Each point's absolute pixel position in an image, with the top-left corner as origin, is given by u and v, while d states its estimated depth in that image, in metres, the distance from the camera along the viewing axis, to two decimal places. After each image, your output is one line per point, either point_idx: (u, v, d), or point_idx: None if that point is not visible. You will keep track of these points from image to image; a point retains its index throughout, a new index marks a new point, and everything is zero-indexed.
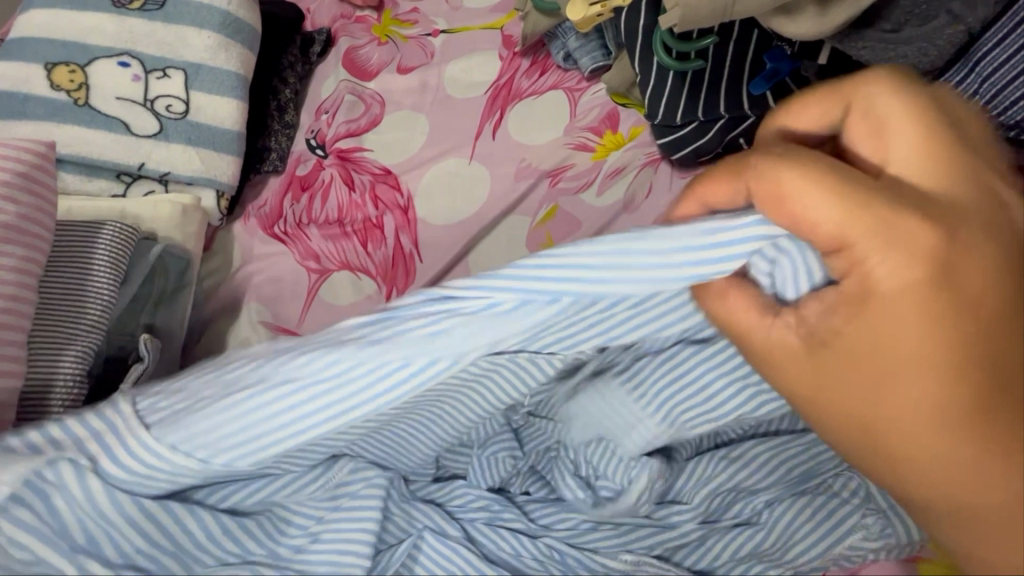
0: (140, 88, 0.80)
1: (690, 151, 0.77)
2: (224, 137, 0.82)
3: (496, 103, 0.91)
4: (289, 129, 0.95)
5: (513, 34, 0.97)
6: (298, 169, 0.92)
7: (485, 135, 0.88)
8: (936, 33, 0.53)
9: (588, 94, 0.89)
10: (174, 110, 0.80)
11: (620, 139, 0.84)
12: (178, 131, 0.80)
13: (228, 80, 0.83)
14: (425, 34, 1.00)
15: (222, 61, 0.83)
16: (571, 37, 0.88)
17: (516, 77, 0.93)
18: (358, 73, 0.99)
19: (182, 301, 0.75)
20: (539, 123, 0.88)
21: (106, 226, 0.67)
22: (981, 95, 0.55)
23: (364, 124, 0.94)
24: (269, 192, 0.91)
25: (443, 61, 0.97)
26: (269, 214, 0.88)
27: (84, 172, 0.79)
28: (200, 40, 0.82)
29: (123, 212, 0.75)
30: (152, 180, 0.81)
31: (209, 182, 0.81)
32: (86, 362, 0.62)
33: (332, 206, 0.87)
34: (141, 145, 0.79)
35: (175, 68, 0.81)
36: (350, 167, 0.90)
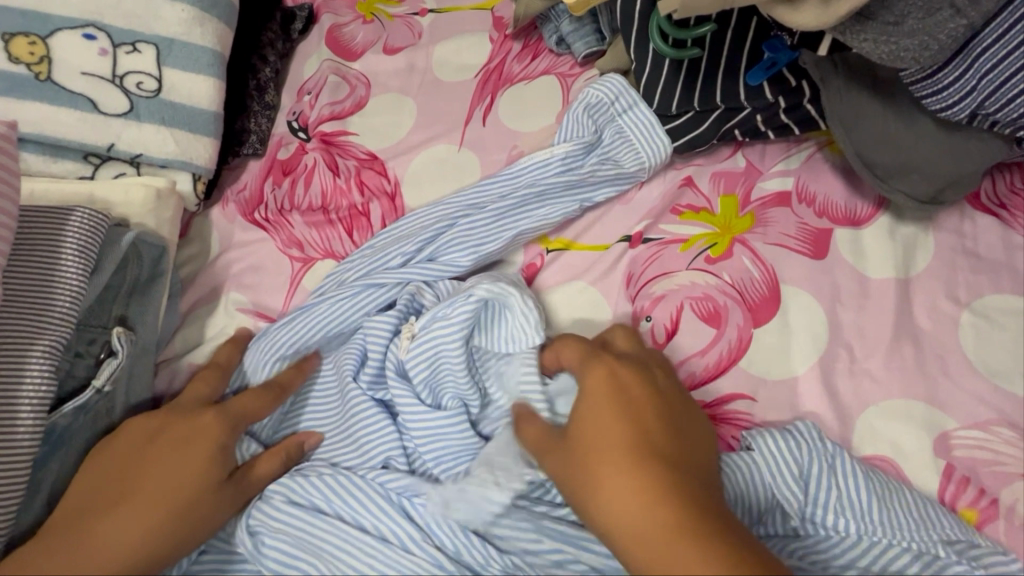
0: (107, 64, 0.75)
1: (686, 141, 0.74)
2: (200, 117, 0.77)
3: (486, 87, 0.88)
4: (269, 110, 0.91)
5: (504, 16, 0.94)
6: (279, 153, 0.88)
7: (475, 121, 0.86)
8: (939, 26, 0.52)
9: (581, 80, 0.86)
10: (144, 87, 0.76)
11: None
12: (150, 111, 0.76)
13: (203, 57, 0.78)
14: (411, 13, 0.96)
15: (196, 37, 0.78)
16: (564, 21, 0.85)
17: (507, 60, 0.90)
18: (342, 53, 0.95)
19: (157, 292, 0.71)
20: (529, 109, 0.86)
21: (73, 212, 0.63)
22: (978, 91, 0.55)
23: (348, 107, 0.90)
24: (248, 176, 0.87)
25: (431, 42, 0.93)
26: (248, 199, 0.85)
27: (47, 153, 0.74)
28: (173, 13, 0.77)
29: (91, 198, 0.71)
30: (123, 162, 0.76)
31: (185, 165, 0.77)
32: (54, 358, 0.58)
33: (315, 193, 0.84)
34: (109, 126, 0.74)
35: (145, 43, 0.76)
36: (334, 151, 0.87)
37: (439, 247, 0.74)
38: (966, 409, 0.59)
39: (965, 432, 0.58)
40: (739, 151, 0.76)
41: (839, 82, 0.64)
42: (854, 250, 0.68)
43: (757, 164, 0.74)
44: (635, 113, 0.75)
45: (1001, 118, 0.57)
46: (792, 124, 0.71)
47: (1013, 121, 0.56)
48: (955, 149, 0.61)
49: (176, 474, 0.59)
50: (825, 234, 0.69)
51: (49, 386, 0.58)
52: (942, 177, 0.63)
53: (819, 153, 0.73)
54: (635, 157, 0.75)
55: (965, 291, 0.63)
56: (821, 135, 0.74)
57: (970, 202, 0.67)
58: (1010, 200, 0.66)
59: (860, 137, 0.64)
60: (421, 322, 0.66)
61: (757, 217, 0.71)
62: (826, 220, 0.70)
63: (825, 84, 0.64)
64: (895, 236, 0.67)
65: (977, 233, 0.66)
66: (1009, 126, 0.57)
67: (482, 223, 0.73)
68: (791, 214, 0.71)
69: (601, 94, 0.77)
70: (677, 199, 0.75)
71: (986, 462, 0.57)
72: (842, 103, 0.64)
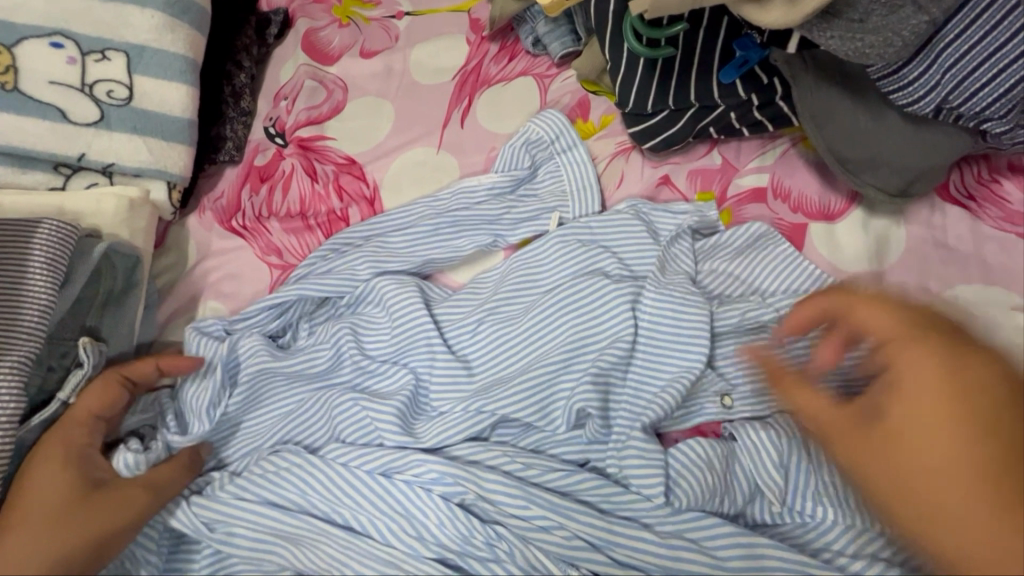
0: (76, 72, 0.74)
1: (661, 140, 0.75)
2: (173, 124, 0.76)
3: (464, 89, 0.88)
4: (245, 116, 0.90)
5: (481, 18, 0.93)
6: (256, 159, 0.87)
7: (453, 124, 0.86)
8: (901, 23, 0.53)
9: (558, 81, 0.87)
10: (115, 95, 0.75)
11: (590, 128, 0.82)
12: (120, 119, 0.75)
13: (175, 64, 0.77)
14: (388, 16, 0.96)
15: (167, 43, 0.77)
16: (540, 22, 0.86)
17: (484, 62, 0.90)
18: (319, 57, 0.94)
19: (130, 303, 0.69)
20: (507, 110, 0.86)
21: (41, 224, 0.62)
22: (942, 86, 0.56)
23: (325, 111, 0.89)
24: (225, 183, 0.86)
25: (407, 45, 0.93)
26: (226, 207, 0.84)
27: (16, 164, 0.73)
28: (143, 20, 0.76)
29: (62, 209, 0.70)
30: (94, 171, 0.75)
31: (158, 173, 0.76)
32: (22, 374, 0.57)
33: (293, 199, 0.83)
34: (79, 134, 0.73)
35: (114, 50, 0.75)
36: (312, 156, 0.86)
37: (382, 244, 0.75)
38: None
39: None
40: (715, 149, 0.77)
41: (810, 79, 0.65)
42: (828, 243, 0.69)
43: (732, 161, 0.75)
44: (571, 155, 0.75)
45: (965, 112, 0.57)
46: (766, 121, 0.72)
47: (977, 115, 0.57)
48: (923, 143, 0.62)
49: (45, 493, 0.58)
50: (799, 228, 0.70)
51: (19, 402, 0.57)
52: (910, 171, 0.64)
53: (793, 149, 0.74)
54: (586, 196, 0.74)
55: (935, 282, 0.65)
56: (795, 131, 0.75)
57: (939, 195, 0.68)
58: (978, 191, 0.67)
59: (831, 133, 0.66)
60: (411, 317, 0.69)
61: (732, 214, 0.73)
62: (800, 215, 0.71)
63: (795, 81, 0.65)
64: (868, 229, 0.68)
65: (947, 224, 0.67)
66: (974, 120, 0.58)
67: (450, 235, 0.75)
68: (766, 210, 0.72)
69: (543, 132, 0.77)
70: (655, 197, 0.76)
71: None
72: (812, 99, 0.65)
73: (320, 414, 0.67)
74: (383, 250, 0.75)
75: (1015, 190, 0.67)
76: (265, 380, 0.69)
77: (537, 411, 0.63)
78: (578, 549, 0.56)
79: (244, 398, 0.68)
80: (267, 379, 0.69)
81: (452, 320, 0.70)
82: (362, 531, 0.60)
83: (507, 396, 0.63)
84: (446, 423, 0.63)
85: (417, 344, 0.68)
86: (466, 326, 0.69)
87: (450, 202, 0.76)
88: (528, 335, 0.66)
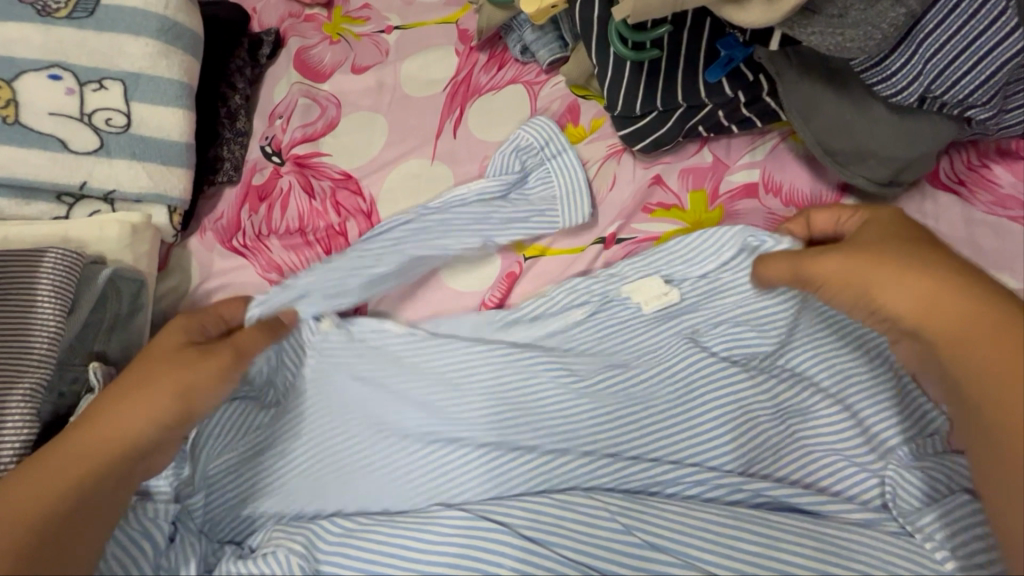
0: (74, 103, 0.75)
1: (651, 142, 0.76)
2: (172, 149, 0.78)
3: (455, 100, 0.89)
4: (242, 137, 0.92)
5: (469, 29, 0.95)
6: (253, 178, 0.88)
7: (446, 134, 0.87)
8: (880, 17, 0.53)
9: (547, 87, 0.88)
10: (113, 123, 0.76)
11: (581, 131, 0.83)
12: (120, 146, 0.76)
13: (171, 89, 0.79)
14: (378, 31, 0.98)
15: (162, 70, 0.79)
16: (526, 30, 0.87)
17: (474, 72, 0.91)
18: (311, 75, 0.96)
19: (136, 328, 0.71)
20: (498, 118, 0.87)
21: (47, 252, 0.63)
22: (925, 75, 0.56)
23: (320, 128, 0.91)
24: (224, 204, 0.88)
25: (398, 58, 0.95)
26: (225, 227, 0.85)
27: (20, 196, 0.75)
28: (137, 48, 0.78)
29: (65, 237, 0.72)
30: (96, 199, 0.77)
31: (159, 198, 0.77)
32: (35, 401, 0.59)
33: (291, 215, 0.84)
34: (81, 163, 0.75)
35: (111, 79, 0.77)
36: (308, 173, 0.87)
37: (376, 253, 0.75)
38: None
39: None
40: (705, 147, 0.78)
41: (795, 75, 0.65)
42: None
43: (723, 159, 0.76)
44: (563, 159, 0.76)
45: (949, 99, 0.58)
46: (753, 118, 0.73)
47: (960, 102, 0.58)
48: (909, 134, 0.62)
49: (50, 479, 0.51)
50: None
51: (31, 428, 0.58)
52: (898, 161, 0.65)
53: (782, 144, 0.75)
54: (576, 200, 0.75)
55: None
56: (783, 126, 0.76)
57: (929, 181, 0.69)
58: (968, 176, 0.68)
59: (818, 127, 0.66)
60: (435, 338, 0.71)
61: (725, 211, 0.74)
62: (793, 209, 0.72)
63: (781, 78, 0.66)
64: None
65: (939, 211, 0.67)
66: (959, 107, 0.59)
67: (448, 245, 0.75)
68: (759, 206, 0.73)
69: (532, 139, 0.78)
70: (648, 196, 0.77)
71: None
72: (798, 94, 0.66)
73: (352, 434, 0.67)
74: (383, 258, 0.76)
75: (1006, 174, 0.67)
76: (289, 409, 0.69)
77: (563, 423, 0.65)
78: (600, 551, 0.55)
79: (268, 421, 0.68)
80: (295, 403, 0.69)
81: (450, 364, 0.69)
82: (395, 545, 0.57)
83: (518, 448, 0.64)
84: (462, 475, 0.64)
85: (427, 400, 0.68)
86: (468, 373, 0.68)
87: (442, 207, 0.76)
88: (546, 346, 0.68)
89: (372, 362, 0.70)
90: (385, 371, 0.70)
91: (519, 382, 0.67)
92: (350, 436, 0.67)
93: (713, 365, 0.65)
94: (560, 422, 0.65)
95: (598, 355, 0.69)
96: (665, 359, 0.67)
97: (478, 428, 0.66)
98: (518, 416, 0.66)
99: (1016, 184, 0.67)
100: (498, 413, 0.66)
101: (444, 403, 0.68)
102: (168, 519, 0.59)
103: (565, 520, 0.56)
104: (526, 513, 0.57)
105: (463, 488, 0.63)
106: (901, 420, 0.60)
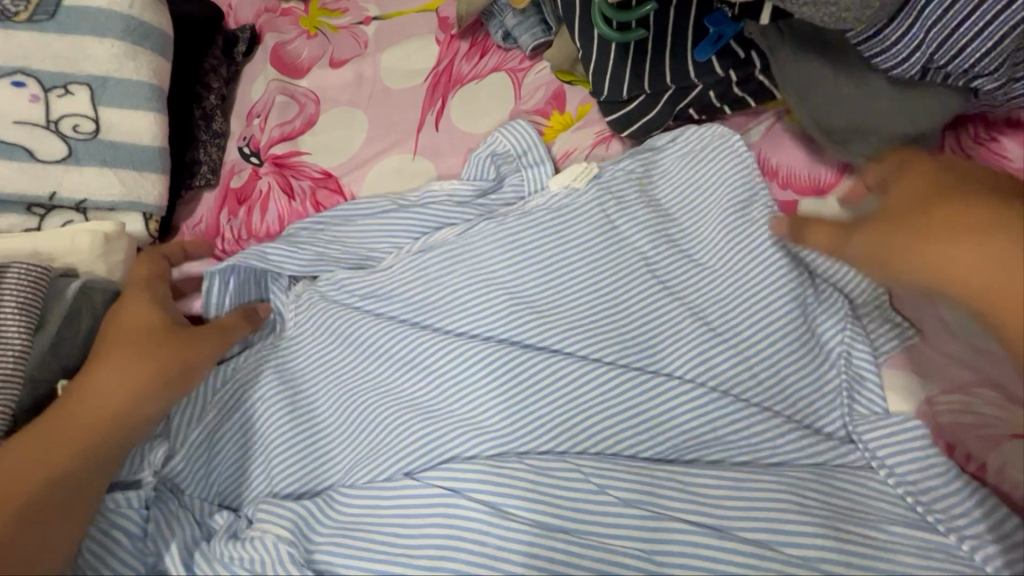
0: (40, 110, 0.73)
1: (640, 128, 0.73)
2: (144, 153, 0.75)
3: (436, 90, 0.86)
4: (218, 138, 0.89)
5: (449, 16, 0.91)
6: (232, 181, 0.86)
7: (428, 127, 0.84)
8: None
9: (532, 73, 0.84)
10: (81, 130, 0.74)
11: (568, 119, 0.80)
12: (89, 153, 0.74)
13: (140, 92, 0.76)
14: (356, 23, 0.94)
15: (130, 71, 0.76)
16: (508, 14, 0.83)
17: (455, 61, 0.88)
18: (288, 71, 0.93)
19: None
20: (482, 108, 0.83)
21: (12, 267, 0.62)
22: (927, 44, 0.53)
23: (298, 126, 0.88)
24: (203, 208, 0.86)
25: (377, 50, 0.91)
26: (205, 232, 0.83)
27: None
28: (103, 50, 0.75)
29: (36, 251, 0.69)
30: (68, 209, 0.74)
31: (133, 205, 0.75)
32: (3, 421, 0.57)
33: (272, 218, 0.82)
34: (49, 172, 0.72)
35: (76, 83, 0.74)
36: (287, 173, 0.85)
37: (360, 252, 0.72)
38: (947, 372, 0.57)
39: (949, 396, 0.56)
40: None
41: (788, 50, 0.62)
42: (821, 219, 0.67)
43: None
44: (539, 170, 0.71)
45: (954, 70, 0.54)
46: (747, 98, 0.70)
47: (966, 72, 0.54)
48: (911, 108, 0.58)
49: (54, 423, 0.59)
50: (790, 206, 0.68)
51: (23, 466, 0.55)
52: (901, 138, 0.61)
53: (778, 125, 0.72)
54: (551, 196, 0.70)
55: None
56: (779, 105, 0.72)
57: None
58: (976, 151, 0.64)
59: (813, 105, 0.63)
60: (447, 258, 0.67)
61: None
62: (788, 192, 0.70)
63: (774, 54, 0.63)
64: (862, 201, 0.66)
65: None
66: (963, 78, 0.55)
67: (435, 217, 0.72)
68: None
69: (510, 144, 0.74)
70: None
71: (974, 425, 0.54)
72: (791, 72, 0.63)
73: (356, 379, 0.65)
74: (360, 259, 0.72)
75: (1016, 147, 0.63)
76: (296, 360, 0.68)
77: (581, 372, 0.59)
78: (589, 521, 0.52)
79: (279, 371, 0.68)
80: (305, 353, 0.68)
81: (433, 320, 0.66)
82: (390, 525, 0.55)
83: (498, 416, 0.59)
84: (436, 442, 0.59)
85: (434, 344, 0.63)
86: (474, 305, 0.65)
87: (419, 204, 0.73)
88: (551, 278, 0.65)
89: (381, 305, 0.68)
90: (396, 310, 0.67)
91: (537, 314, 0.64)
92: (355, 380, 0.65)
93: (703, 313, 0.63)
94: (575, 372, 0.59)
95: (622, 282, 0.64)
96: (686, 282, 0.65)
97: (485, 375, 0.61)
98: (527, 368, 0.60)
99: None
100: (510, 354, 0.61)
101: (424, 356, 0.63)
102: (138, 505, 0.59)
103: (547, 490, 0.54)
104: (507, 476, 0.54)
105: (434, 451, 0.59)
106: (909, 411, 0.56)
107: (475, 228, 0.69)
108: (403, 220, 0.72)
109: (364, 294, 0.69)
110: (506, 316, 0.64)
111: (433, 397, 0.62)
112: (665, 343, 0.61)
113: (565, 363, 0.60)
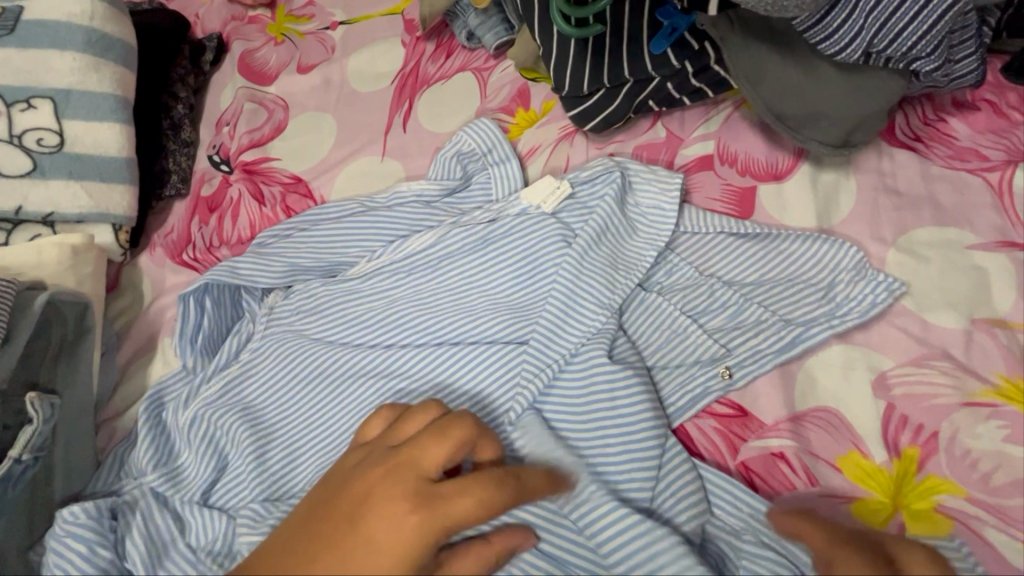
0: (3, 124, 0.73)
1: (601, 120, 0.74)
2: (111, 164, 0.75)
3: (403, 93, 0.87)
4: (188, 147, 0.89)
5: (414, 18, 0.92)
6: (203, 189, 0.86)
7: (395, 129, 0.85)
8: None
9: (497, 72, 0.85)
10: (46, 143, 0.74)
11: (532, 115, 0.81)
12: (55, 166, 0.74)
13: (105, 103, 0.76)
14: (322, 28, 0.95)
15: (93, 83, 0.76)
16: (470, 15, 0.84)
17: (421, 62, 0.88)
18: (256, 78, 0.93)
19: (83, 351, 0.69)
20: (448, 108, 0.84)
21: None
22: (866, 30, 0.54)
23: (267, 132, 0.88)
24: (174, 218, 0.86)
25: (344, 54, 0.92)
26: (176, 241, 0.83)
27: None
28: (65, 63, 0.75)
29: (4, 266, 0.70)
30: (37, 223, 0.74)
31: (101, 217, 0.74)
32: None
33: (243, 225, 0.82)
34: (14, 187, 0.72)
35: (40, 97, 0.74)
36: (258, 179, 0.85)
37: (327, 254, 0.72)
38: (902, 347, 0.58)
39: (904, 370, 0.57)
40: (659, 122, 0.76)
41: (738, 39, 0.63)
42: (777, 204, 0.68)
43: (677, 132, 0.74)
44: (505, 167, 0.72)
45: (893, 54, 0.56)
46: (704, 88, 0.71)
47: (905, 56, 0.56)
48: (855, 91, 0.60)
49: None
50: (748, 192, 0.69)
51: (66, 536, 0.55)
52: (849, 120, 0.62)
53: (736, 113, 0.73)
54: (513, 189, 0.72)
55: (889, 230, 0.63)
56: (736, 94, 0.74)
57: (886, 140, 0.67)
58: (924, 131, 0.66)
59: (766, 92, 0.64)
60: (416, 258, 0.69)
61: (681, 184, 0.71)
62: (748, 178, 0.70)
63: (724, 44, 0.63)
64: (817, 184, 0.67)
65: (896, 169, 0.65)
66: (903, 61, 0.57)
67: (399, 217, 0.72)
68: (714, 177, 0.71)
69: (476, 143, 0.75)
70: None
71: (926, 396, 0.56)
72: (742, 60, 0.63)
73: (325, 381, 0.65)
74: (329, 264, 0.72)
75: (962, 126, 0.65)
76: (259, 363, 0.67)
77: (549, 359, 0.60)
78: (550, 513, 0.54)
79: (242, 370, 0.67)
80: (272, 356, 0.67)
81: (406, 320, 0.66)
82: None
83: (484, 411, 0.60)
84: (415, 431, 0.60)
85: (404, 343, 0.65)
86: (443, 302, 0.66)
87: (385, 205, 0.73)
88: (515, 273, 0.66)
89: (350, 307, 0.68)
90: (363, 311, 0.68)
91: (503, 309, 0.65)
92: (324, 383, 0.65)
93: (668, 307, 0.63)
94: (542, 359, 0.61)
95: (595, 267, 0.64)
96: (651, 278, 0.66)
97: (454, 369, 0.62)
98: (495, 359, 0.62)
99: (972, 136, 0.65)
100: (478, 347, 0.63)
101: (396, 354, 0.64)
102: (106, 513, 0.58)
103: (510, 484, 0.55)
104: None
105: None
106: (865, 385, 0.58)
107: (443, 225, 0.69)
108: (370, 219, 0.72)
109: (332, 296, 0.69)
110: (474, 310, 0.65)
111: (404, 393, 0.62)
112: (642, 326, 0.64)
113: (552, 355, 0.60)
